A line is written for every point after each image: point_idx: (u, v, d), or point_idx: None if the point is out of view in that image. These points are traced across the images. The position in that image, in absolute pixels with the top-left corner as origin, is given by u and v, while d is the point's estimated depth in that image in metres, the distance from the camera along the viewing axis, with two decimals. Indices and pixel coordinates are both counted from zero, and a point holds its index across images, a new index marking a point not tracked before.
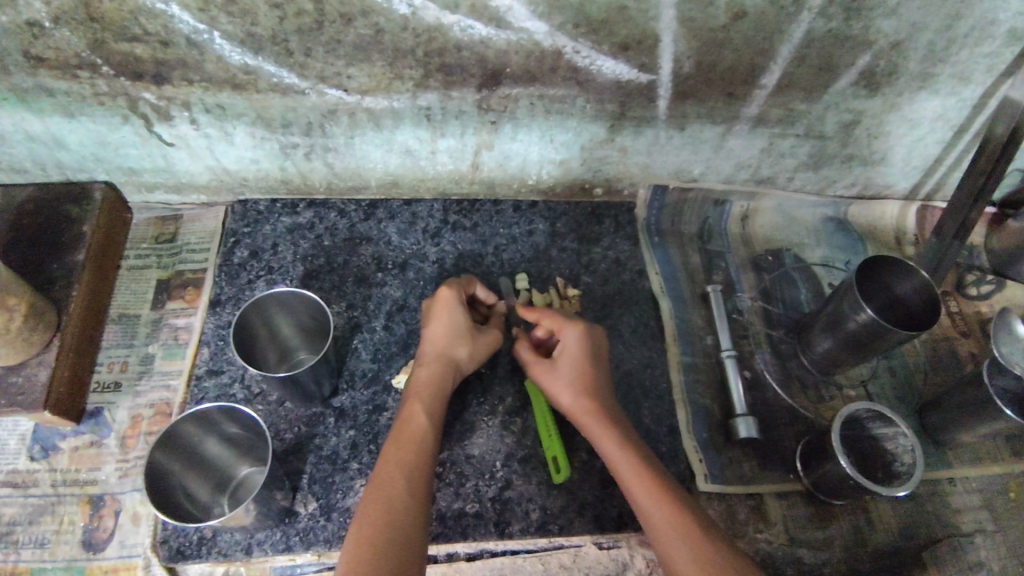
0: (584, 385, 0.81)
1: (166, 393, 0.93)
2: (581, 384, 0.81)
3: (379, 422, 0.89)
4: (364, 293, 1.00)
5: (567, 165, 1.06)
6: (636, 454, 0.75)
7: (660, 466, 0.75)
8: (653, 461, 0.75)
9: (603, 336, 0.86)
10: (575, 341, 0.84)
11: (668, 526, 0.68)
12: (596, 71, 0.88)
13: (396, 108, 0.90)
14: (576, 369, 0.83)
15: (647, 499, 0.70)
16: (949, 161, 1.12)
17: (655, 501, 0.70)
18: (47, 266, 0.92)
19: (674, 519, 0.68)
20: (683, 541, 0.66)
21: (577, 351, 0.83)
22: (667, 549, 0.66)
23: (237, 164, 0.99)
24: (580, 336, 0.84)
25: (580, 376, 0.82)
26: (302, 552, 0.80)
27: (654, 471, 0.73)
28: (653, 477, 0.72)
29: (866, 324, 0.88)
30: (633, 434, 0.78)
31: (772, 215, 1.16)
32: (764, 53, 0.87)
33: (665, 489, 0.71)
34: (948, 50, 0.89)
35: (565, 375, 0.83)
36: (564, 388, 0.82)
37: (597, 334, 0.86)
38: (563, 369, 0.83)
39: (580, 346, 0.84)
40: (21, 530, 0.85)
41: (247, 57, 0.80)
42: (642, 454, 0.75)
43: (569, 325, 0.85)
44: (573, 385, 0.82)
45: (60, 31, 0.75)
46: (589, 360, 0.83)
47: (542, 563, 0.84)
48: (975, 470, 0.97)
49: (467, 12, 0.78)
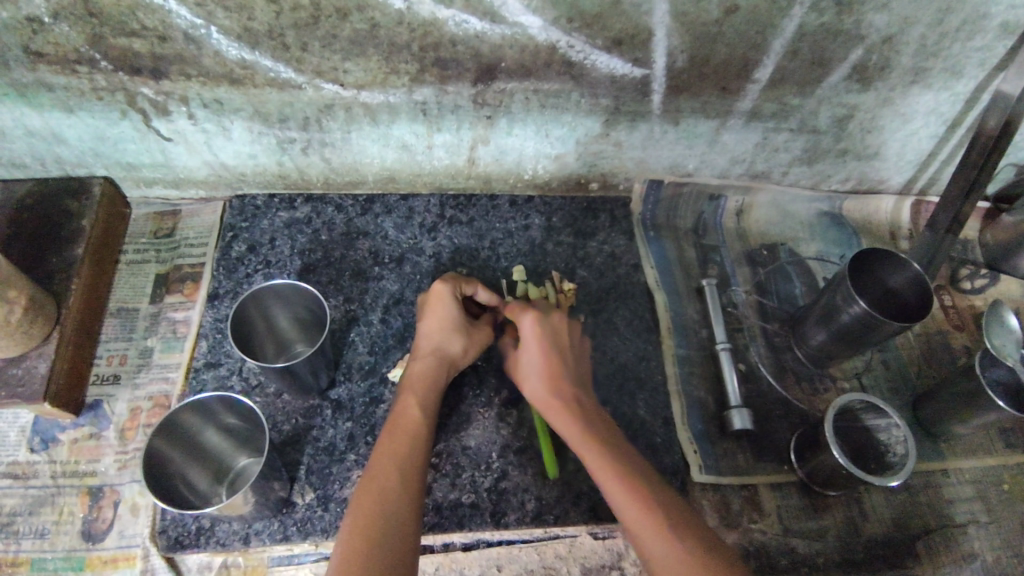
0: (546, 374, 0.82)
1: (164, 385, 0.94)
2: (545, 375, 0.82)
3: (376, 413, 0.90)
4: (361, 286, 1.01)
5: (563, 160, 1.07)
6: (621, 452, 0.73)
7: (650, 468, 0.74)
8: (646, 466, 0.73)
9: (559, 325, 0.87)
10: (529, 330, 0.85)
11: (651, 530, 0.66)
12: (591, 65, 0.88)
13: (392, 103, 0.91)
14: (538, 361, 0.83)
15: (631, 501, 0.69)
16: (943, 155, 1.12)
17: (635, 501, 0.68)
18: (47, 260, 0.93)
19: (661, 523, 0.66)
20: (666, 544, 0.64)
21: (533, 340, 0.84)
22: (653, 551, 0.65)
23: (235, 159, 1.00)
24: (533, 325, 0.85)
25: (539, 366, 0.83)
26: (299, 542, 0.81)
27: (644, 473, 0.72)
28: (636, 478, 0.70)
29: (859, 316, 0.88)
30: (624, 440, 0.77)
31: (766, 210, 1.17)
32: (756, 46, 0.87)
33: (649, 491, 0.69)
34: (941, 44, 0.90)
35: (532, 369, 0.84)
36: (530, 379, 0.83)
37: (554, 321, 0.87)
38: (525, 359, 0.85)
39: (537, 336, 0.84)
40: (22, 521, 0.86)
41: (244, 52, 0.81)
42: (628, 455, 0.74)
43: (523, 316, 0.86)
44: (535, 375, 0.83)
45: (59, 26, 0.76)
46: (544, 347, 0.84)
47: (537, 553, 0.86)
48: (969, 461, 0.97)
49: (460, 7, 0.79)
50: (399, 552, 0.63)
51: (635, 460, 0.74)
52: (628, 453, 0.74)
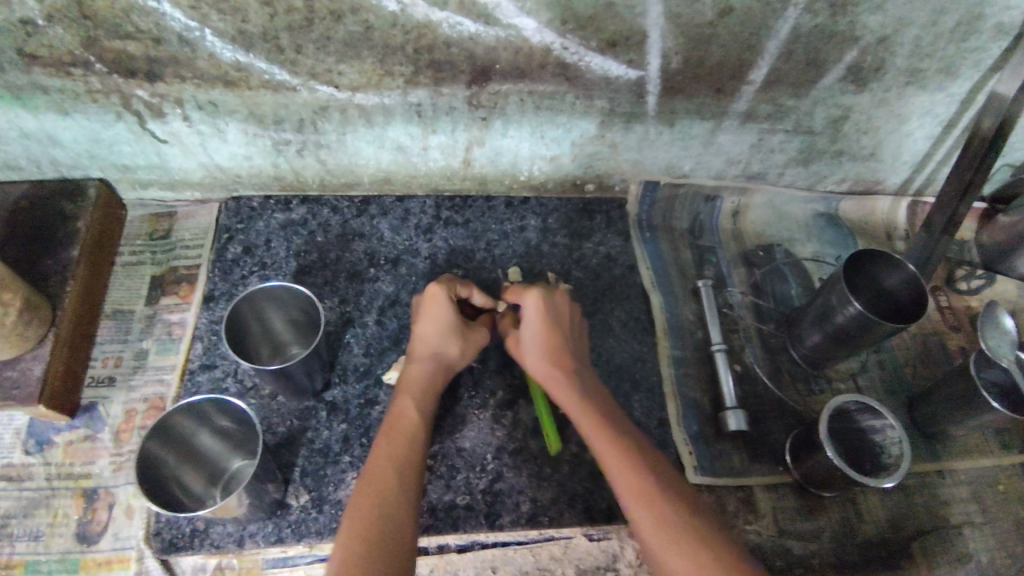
0: (551, 356, 0.83)
1: (159, 388, 0.94)
2: (548, 358, 0.83)
3: (371, 415, 0.90)
4: (357, 288, 1.01)
5: (558, 161, 1.07)
6: (626, 441, 0.73)
7: (653, 453, 0.73)
8: (652, 454, 0.72)
9: (561, 305, 0.87)
10: (533, 309, 0.85)
11: (653, 520, 0.65)
12: (585, 67, 0.88)
13: (387, 105, 0.91)
14: (541, 342, 0.84)
15: (627, 485, 0.68)
16: (939, 156, 1.12)
17: (639, 491, 0.67)
18: (42, 263, 0.93)
19: (662, 514, 0.65)
20: (666, 532, 0.64)
21: (537, 320, 0.84)
22: (654, 540, 0.64)
23: (230, 162, 1.00)
24: (537, 305, 0.84)
25: (543, 347, 0.83)
26: (294, 543, 0.81)
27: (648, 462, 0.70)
28: (641, 467, 0.69)
29: (854, 317, 0.88)
30: (630, 428, 0.76)
31: (763, 211, 1.17)
32: (750, 48, 0.88)
33: (650, 480, 0.68)
34: (935, 45, 0.90)
35: (536, 348, 0.84)
36: (533, 357, 0.84)
37: (556, 301, 0.87)
38: (527, 342, 0.84)
39: (541, 315, 0.84)
40: (16, 523, 0.86)
41: (238, 54, 0.81)
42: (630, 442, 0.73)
43: (527, 294, 0.85)
44: (539, 355, 0.83)
45: (53, 28, 0.76)
46: (548, 328, 0.84)
47: (532, 555, 0.84)
48: (965, 463, 0.97)
49: (455, 9, 0.79)
50: (397, 553, 0.63)
51: (640, 447, 0.73)
52: (634, 440, 0.74)
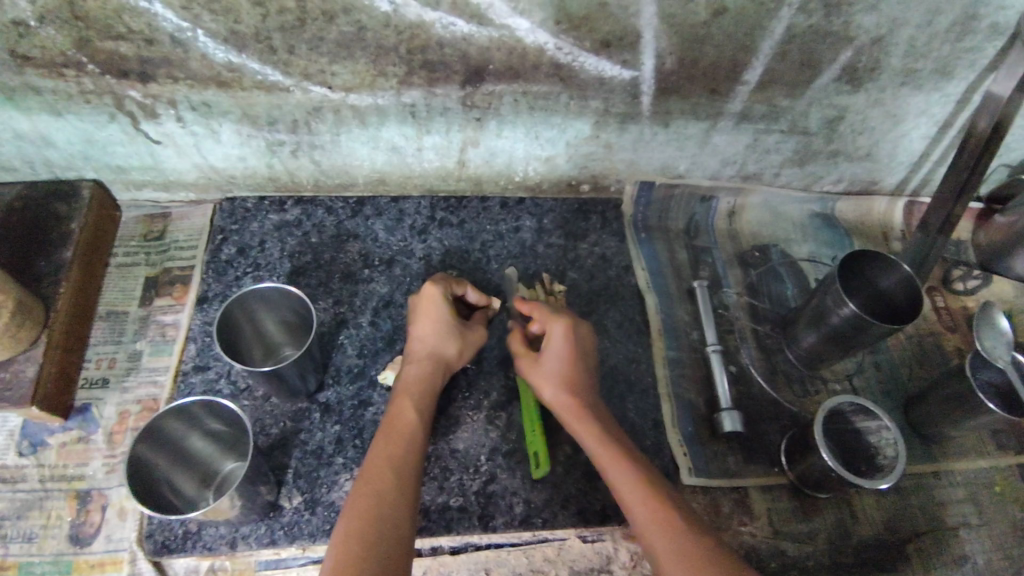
0: (564, 379, 0.80)
1: (153, 389, 0.94)
2: (564, 380, 0.80)
3: (365, 417, 0.90)
4: (351, 289, 1.01)
5: (553, 162, 1.07)
6: (624, 451, 0.74)
7: (649, 464, 0.74)
8: (647, 467, 0.73)
9: (588, 335, 0.85)
10: (560, 337, 0.83)
11: (655, 530, 0.66)
12: (579, 67, 0.88)
13: (381, 105, 0.91)
14: (561, 365, 0.81)
15: (643, 514, 0.68)
16: (935, 156, 1.12)
17: (643, 502, 0.69)
18: (35, 264, 0.93)
19: (664, 527, 0.66)
20: (668, 538, 0.65)
21: (562, 347, 0.82)
22: (656, 547, 0.66)
23: (224, 162, 1.00)
24: (565, 332, 0.83)
25: (564, 372, 0.81)
26: (286, 545, 0.81)
27: (647, 475, 0.72)
28: (642, 480, 0.71)
29: (849, 318, 0.88)
30: (624, 440, 0.77)
31: (759, 211, 1.17)
32: (744, 49, 0.87)
33: (653, 490, 0.70)
34: (931, 45, 0.90)
35: (554, 370, 0.81)
36: (544, 378, 0.81)
37: (583, 332, 0.84)
38: (547, 363, 0.82)
39: (567, 344, 0.82)
40: (10, 524, 0.86)
41: (231, 54, 0.81)
42: (628, 453, 0.74)
43: (556, 321, 0.83)
44: (555, 380, 0.81)
45: (45, 30, 0.76)
46: (571, 355, 0.82)
47: (526, 557, 0.85)
48: (960, 464, 0.97)
49: (448, 9, 0.79)
50: (397, 560, 0.63)
51: (638, 458, 0.74)
52: (631, 451, 0.75)
